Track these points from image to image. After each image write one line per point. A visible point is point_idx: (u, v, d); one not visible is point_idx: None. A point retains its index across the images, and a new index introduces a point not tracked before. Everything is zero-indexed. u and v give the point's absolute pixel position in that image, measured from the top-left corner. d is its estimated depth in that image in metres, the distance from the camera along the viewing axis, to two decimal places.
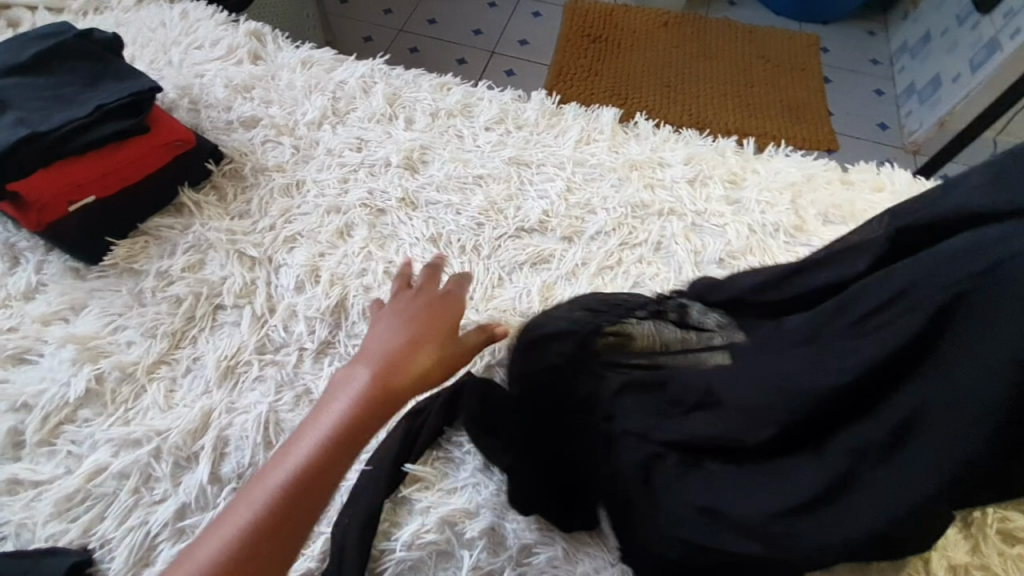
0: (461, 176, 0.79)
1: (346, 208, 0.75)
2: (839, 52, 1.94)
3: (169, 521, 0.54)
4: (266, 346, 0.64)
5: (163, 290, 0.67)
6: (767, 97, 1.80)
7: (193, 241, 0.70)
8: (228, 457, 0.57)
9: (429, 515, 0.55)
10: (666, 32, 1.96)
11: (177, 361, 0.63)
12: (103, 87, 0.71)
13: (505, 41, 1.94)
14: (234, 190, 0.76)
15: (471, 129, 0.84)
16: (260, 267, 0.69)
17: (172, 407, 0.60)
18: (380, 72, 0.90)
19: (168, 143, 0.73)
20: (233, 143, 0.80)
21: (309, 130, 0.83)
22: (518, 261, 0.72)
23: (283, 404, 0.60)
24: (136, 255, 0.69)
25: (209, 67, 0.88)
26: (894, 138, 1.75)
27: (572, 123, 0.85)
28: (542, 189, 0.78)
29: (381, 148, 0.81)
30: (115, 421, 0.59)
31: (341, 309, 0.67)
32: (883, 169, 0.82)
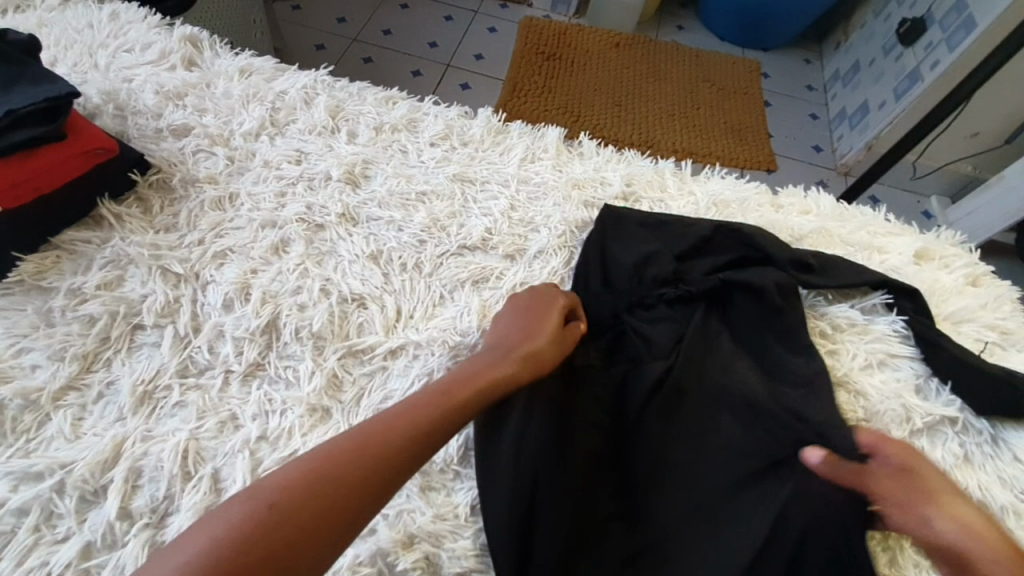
0: (404, 192, 0.78)
1: (281, 223, 0.73)
2: (778, 79, 2.07)
3: (72, 562, 0.50)
4: (189, 369, 0.61)
5: (74, 309, 0.62)
6: (711, 119, 1.88)
7: (111, 255, 0.66)
8: (140, 491, 0.53)
9: (362, 544, 0.53)
10: (616, 53, 2.02)
11: (88, 386, 0.58)
12: (16, 91, 0.66)
13: (460, 55, 1.96)
14: (161, 203, 0.72)
15: (416, 145, 0.83)
16: (185, 284, 0.66)
17: (80, 436, 0.55)
18: (322, 84, 0.88)
19: (89, 151, 0.68)
20: (162, 152, 0.76)
21: (245, 141, 0.80)
22: (460, 279, 0.72)
23: (205, 431, 0.57)
24: (46, 271, 0.64)
25: (139, 72, 0.83)
26: (826, 160, 1.88)
27: (518, 141, 0.85)
28: (486, 207, 0.78)
29: (322, 162, 0.79)
30: (13, 453, 0.54)
31: (272, 329, 0.65)
32: (809, 194, 0.84)
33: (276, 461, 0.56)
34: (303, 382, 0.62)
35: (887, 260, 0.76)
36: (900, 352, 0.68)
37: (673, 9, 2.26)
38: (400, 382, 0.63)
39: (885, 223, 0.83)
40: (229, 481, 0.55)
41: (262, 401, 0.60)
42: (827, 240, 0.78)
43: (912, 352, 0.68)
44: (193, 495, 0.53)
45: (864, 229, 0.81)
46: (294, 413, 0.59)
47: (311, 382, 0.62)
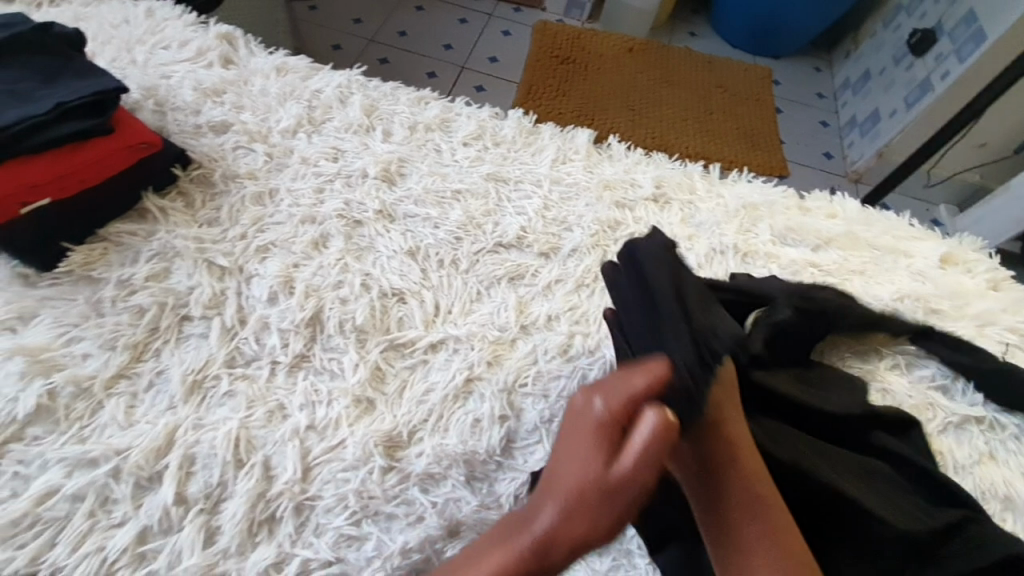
0: (439, 190, 0.80)
1: (321, 219, 0.75)
2: (788, 86, 2.10)
3: (130, 546, 0.51)
4: (236, 359, 0.62)
5: (124, 299, 0.63)
6: (722, 124, 1.90)
7: (158, 248, 0.67)
8: (194, 477, 0.54)
9: (410, 532, 0.55)
10: (629, 58, 2.04)
11: (138, 375, 0.59)
12: (61, 83, 0.66)
13: (474, 57, 1.98)
14: (203, 197, 0.73)
15: (449, 144, 0.85)
16: (230, 277, 0.67)
17: (133, 423, 0.56)
18: (357, 83, 0.89)
19: (133, 146, 0.69)
20: (203, 148, 0.77)
21: (283, 138, 0.81)
22: (496, 276, 0.73)
23: (255, 419, 0.58)
24: (94, 262, 0.65)
25: (177, 69, 0.85)
26: (837, 166, 1.91)
27: (549, 142, 0.87)
28: (520, 206, 0.79)
29: (359, 160, 0.81)
30: (67, 439, 0.55)
31: (316, 322, 0.66)
32: (834, 198, 0.86)
33: (325, 450, 0.58)
34: (348, 373, 0.63)
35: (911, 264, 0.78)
36: (926, 353, 0.69)
37: (683, 16, 2.29)
38: (441, 375, 0.65)
39: (907, 228, 0.85)
40: (280, 469, 0.56)
41: (309, 392, 0.61)
42: (851, 245, 0.80)
43: (938, 352, 0.70)
44: (246, 482, 0.54)
45: (888, 234, 0.83)
46: (340, 404, 0.61)
47: (355, 374, 0.63)
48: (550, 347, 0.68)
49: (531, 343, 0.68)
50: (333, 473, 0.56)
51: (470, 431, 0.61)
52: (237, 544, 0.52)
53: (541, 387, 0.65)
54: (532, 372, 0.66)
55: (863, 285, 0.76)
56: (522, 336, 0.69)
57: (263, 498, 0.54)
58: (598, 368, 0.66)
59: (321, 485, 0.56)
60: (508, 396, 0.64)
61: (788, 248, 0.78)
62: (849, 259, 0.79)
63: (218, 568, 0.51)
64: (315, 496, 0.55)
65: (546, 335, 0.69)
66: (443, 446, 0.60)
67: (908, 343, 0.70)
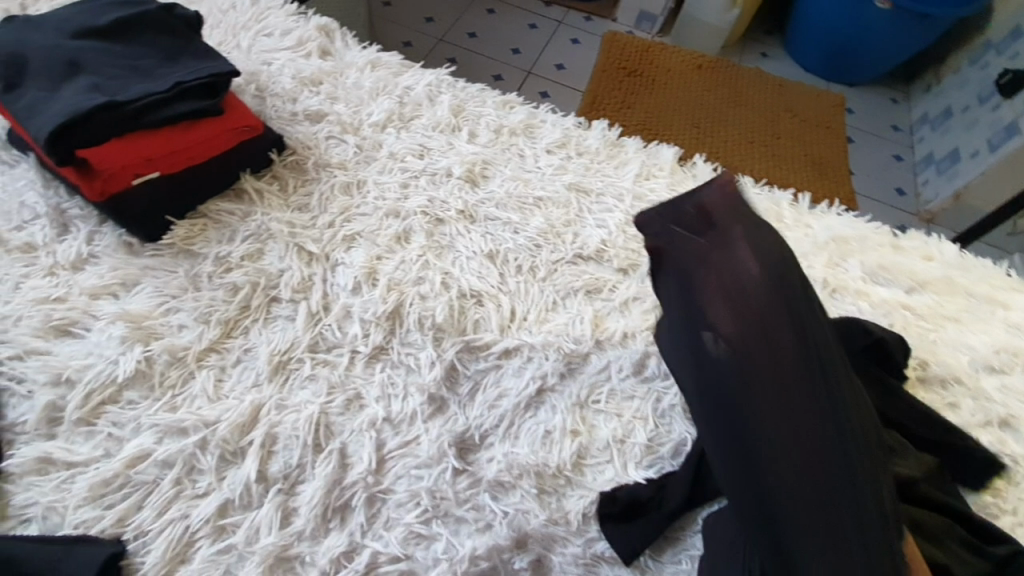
0: (522, 196, 0.79)
1: (405, 213, 0.75)
2: (862, 115, 2.03)
3: (212, 517, 0.52)
4: (319, 345, 0.63)
5: (220, 276, 0.65)
6: (791, 149, 1.85)
7: (253, 229, 0.69)
8: (275, 457, 0.56)
9: (479, 538, 0.54)
10: (698, 75, 2.00)
11: (227, 350, 0.61)
12: (181, 64, 0.70)
13: (542, 64, 1.99)
14: (295, 182, 0.75)
15: (533, 151, 0.85)
16: (317, 263, 0.68)
17: (220, 397, 0.58)
18: (446, 83, 0.90)
19: (237, 129, 0.71)
20: (298, 135, 0.80)
21: (373, 131, 0.82)
22: (574, 287, 0.73)
23: (334, 406, 0.59)
24: (194, 237, 0.67)
25: (278, 57, 0.87)
26: (909, 203, 1.82)
27: (633, 156, 0.86)
28: (602, 218, 0.79)
29: (444, 158, 0.81)
30: (160, 406, 0.57)
31: (396, 316, 0.66)
32: (929, 239, 0.83)
33: (399, 444, 0.58)
34: (424, 370, 0.63)
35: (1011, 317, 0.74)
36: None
37: (759, 35, 2.23)
38: (515, 381, 0.64)
39: (1007, 278, 0.80)
40: (356, 458, 0.57)
41: (386, 384, 0.62)
42: (947, 289, 0.76)
43: None
44: (324, 468, 0.55)
45: (986, 282, 0.78)
46: (415, 400, 0.61)
47: (431, 372, 0.63)
48: (625, 366, 0.66)
49: (606, 358, 0.67)
50: (407, 468, 0.57)
51: (541, 442, 0.61)
52: (311, 528, 0.53)
53: (614, 405, 0.64)
54: (605, 388, 0.65)
55: (957, 334, 0.72)
56: (597, 351, 0.68)
57: (338, 485, 0.55)
58: (674, 391, 0.65)
59: (395, 479, 0.56)
60: (581, 411, 0.63)
61: (877, 288, 0.75)
62: (942, 305, 0.75)
63: (292, 550, 0.52)
64: (388, 489, 0.56)
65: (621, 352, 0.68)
66: (515, 453, 0.59)
67: (1002, 401, 0.66)
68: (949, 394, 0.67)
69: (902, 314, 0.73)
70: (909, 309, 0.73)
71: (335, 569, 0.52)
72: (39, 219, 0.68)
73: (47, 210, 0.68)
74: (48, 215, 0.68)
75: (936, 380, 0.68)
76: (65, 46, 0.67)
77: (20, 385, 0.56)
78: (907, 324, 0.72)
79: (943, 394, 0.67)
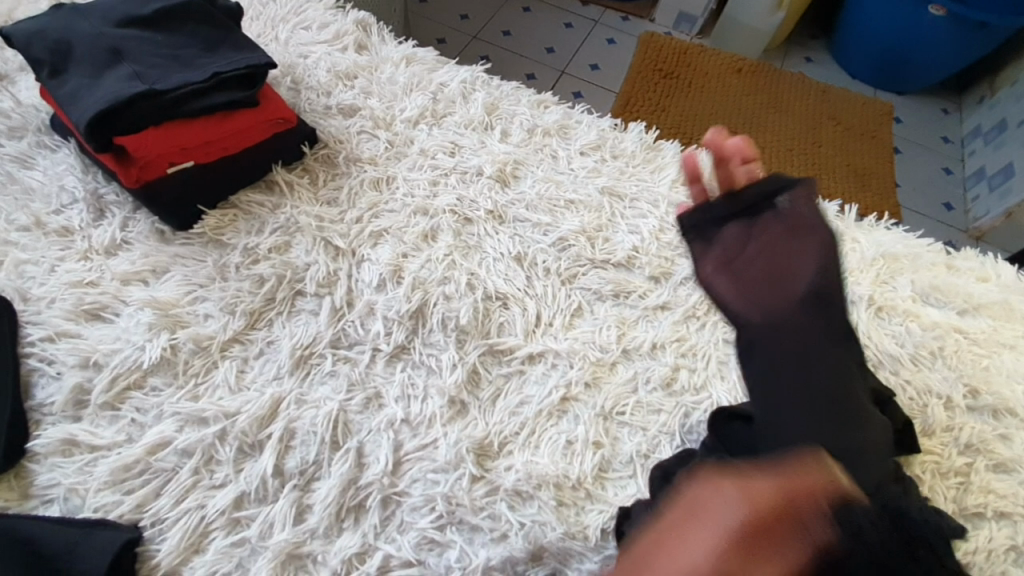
0: (553, 198, 0.78)
1: (434, 212, 0.74)
2: (911, 125, 1.94)
3: (227, 509, 0.52)
4: (341, 341, 0.63)
5: (248, 267, 0.65)
6: (834, 159, 1.77)
7: (282, 221, 0.69)
8: (292, 451, 0.55)
9: (494, 548, 0.53)
10: (738, 79, 1.93)
11: (251, 341, 0.61)
12: (220, 54, 0.70)
13: (577, 64, 1.96)
14: (326, 176, 0.75)
15: (567, 152, 0.83)
16: (343, 259, 0.68)
17: (242, 388, 0.58)
18: (480, 81, 0.89)
19: (271, 120, 0.72)
20: (331, 129, 0.79)
21: (406, 127, 0.82)
22: (602, 293, 0.70)
23: (353, 404, 0.58)
24: (224, 227, 0.68)
25: (315, 50, 0.87)
26: (957, 220, 1.74)
27: (670, 161, 0.83)
28: (634, 224, 0.76)
29: (475, 157, 0.80)
30: (182, 394, 0.57)
31: (420, 315, 0.65)
32: (986, 259, 0.78)
33: (417, 447, 0.57)
34: (445, 372, 0.62)
35: None
36: None
37: (804, 40, 2.15)
38: (537, 389, 0.62)
39: None
40: (373, 458, 0.56)
41: (406, 384, 0.61)
42: (1004, 314, 0.71)
43: None
44: (340, 465, 0.55)
45: None
46: (435, 402, 0.60)
47: (453, 374, 0.62)
48: (653, 377, 0.64)
49: (633, 369, 0.64)
50: (423, 472, 0.55)
51: (561, 453, 0.58)
52: (324, 527, 0.52)
53: (640, 418, 0.61)
54: (632, 401, 0.62)
55: (1014, 362, 0.67)
56: (623, 360, 0.65)
57: (353, 485, 0.54)
58: (703, 407, 0.62)
59: (410, 482, 0.55)
60: (604, 423, 0.60)
61: (926, 308, 0.71)
62: (999, 330, 0.70)
63: (304, 548, 0.51)
64: (403, 492, 0.55)
65: (648, 363, 0.65)
66: (535, 463, 0.57)
67: None
68: (1006, 427, 0.63)
69: (955, 338, 0.68)
70: (962, 333, 0.69)
71: (347, 570, 0.51)
72: (78, 203, 0.69)
73: (85, 195, 0.69)
74: (86, 200, 0.69)
75: (989, 410, 0.64)
76: (110, 34, 0.68)
77: (50, 366, 0.57)
78: (960, 349, 0.67)
79: (999, 427, 0.63)
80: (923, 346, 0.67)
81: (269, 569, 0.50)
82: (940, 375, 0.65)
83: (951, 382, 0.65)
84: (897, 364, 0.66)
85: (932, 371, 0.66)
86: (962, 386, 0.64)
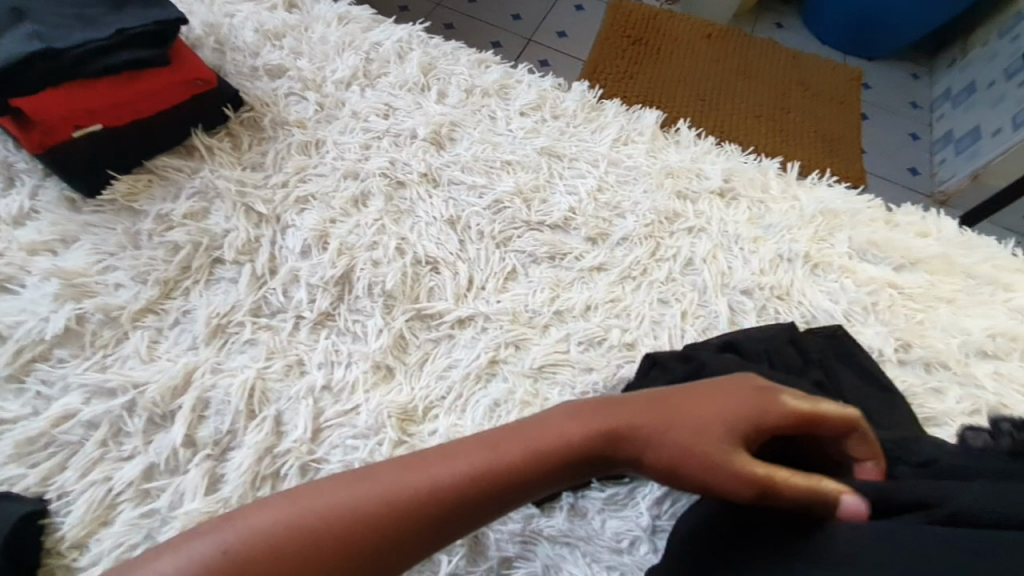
0: (488, 159, 0.75)
1: (364, 175, 0.72)
2: (880, 90, 1.93)
3: (136, 480, 0.50)
4: (262, 309, 0.61)
5: (161, 234, 0.63)
6: (801, 125, 1.75)
7: (200, 186, 0.66)
8: (206, 421, 0.54)
9: None
10: (707, 45, 1.90)
11: (166, 312, 0.59)
12: (128, 11, 0.66)
13: (544, 30, 1.91)
14: (251, 140, 0.72)
15: (506, 112, 0.80)
16: (266, 225, 0.65)
17: (154, 358, 0.56)
18: (418, 39, 0.86)
19: (187, 81, 0.69)
20: (256, 91, 0.76)
21: (337, 88, 0.78)
22: (537, 255, 0.69)
23: (272, 371, 0.57)
24: (138, 194, 0.65)
25: (242, 9, 0.83)
26: (923, 184, 1.74)
27: (612, 120, 0.81)
28: (572, 185, 0.74)
29: (410, 119, 0.77)
30: (91, 366, 0.55)
31: (346, 281, 0.64)
32: (928, 215, 0.77)
33: (337, 413, 0.56)
34: (370, 338, 0.60)
35: (1013, 300, 0.68)
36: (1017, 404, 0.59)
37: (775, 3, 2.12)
38: (466, 352, 0.61)
39: (1013, 259, 0.73)
40: (291, 426, 0.55)
41: (329, 351, 0.59)
42: (940, 269, 0.71)
43: None
44: (256, 434, 0.53)
45: (987, 262, 0.72)
46: (359, 368, 0.58)
47: (378, 340, 0.60)
48: (587, 337, 0.63)
49: (565, 329, 0.63)
50: (343, 438, 0.54)
51: (486, 415, 0.57)
52: (238, 495, 0.51)
53: (570, 376, 0.60)
54: (561, 361, 0.61)
55: (949, 316, 0.66)
56: (556, 322, 0.64)
57: (269, 453, 0.53)
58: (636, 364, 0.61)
59: (330, 449, 0.54)
60: (532, 385, 0.59)
61: (862, 265, 0.70)
62: (936, 284, 0.69)
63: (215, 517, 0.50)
64: (322, 458, 0.54)
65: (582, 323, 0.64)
66: (458, 428, 0.56)
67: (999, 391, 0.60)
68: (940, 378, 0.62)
69: (889, 293, 0.68)
70: (898, 288, 0.68)
71: None
72: None
73: None
74: None
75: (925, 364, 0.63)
76: None
77: None
78: (893, 304, 0.67)
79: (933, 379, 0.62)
80: (857, 301, 0.67)
81: None
82: (873, 330, 0.65)
83: (883, 337, 0.64)
84: (833, 320, 0.65)
85: (866, 326, 0.65)
86: (895, 340, 0.64)
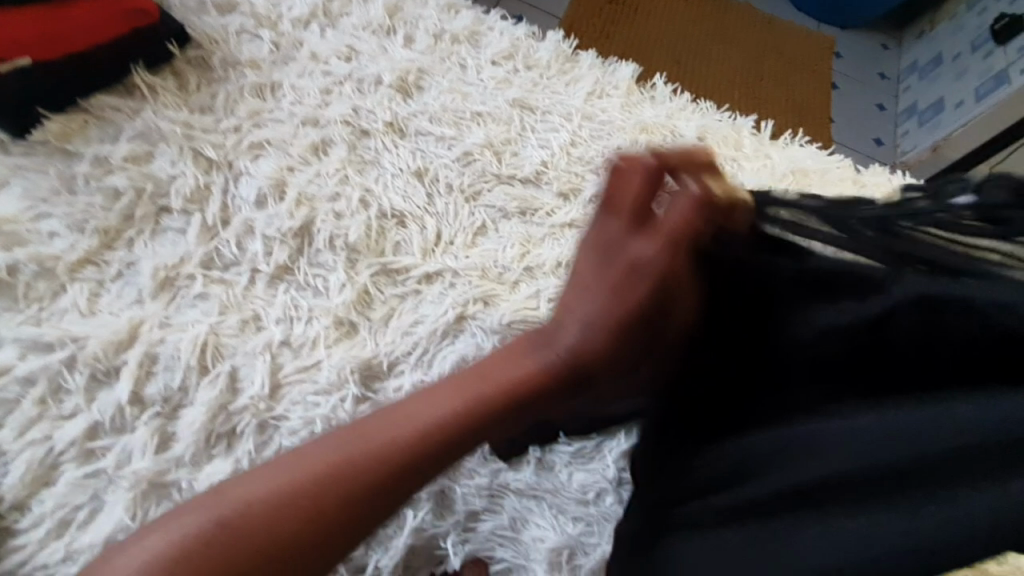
0: (458, 109, 0.72)
1: (324, 122, 0.67)
2: (851, 60, 1.93)
3: (78, 440, 0.47)
4: (214, 262, 0.57)
5: (99, 179, 0.58)
6: (774, 92, 1.75)
7: (141, 128, 0.61)
8: (155, 378, 0.51)
9: None
10: (685, 6, 1.86)
11: (107, 263, 0.55)
12: None
13: None
14: (199, 81, 0.67)
15: (476, 60, 0.76)
16: (217, 172, 0.61)
17: (96, 312, 0.52)
18: None
19: (127, 13, 0.63)
20: (204, 27, 0.70)
21: (294, 28, 0.73)
22: (507, 210, 0.66)
23: (226, 327, 0.54)
24: (72, 135, 0.59)
25: None
26: (886, 155, 1.76)
27: (587, 73, 0.78)
28: (545, 138, 0.71)
29: (374, 63, 0.72)
30: (23, 320, 0.51)
31: (305, 233, 0.60)
32: (895, 178, 0.78)
33: (298, 369, 0.53)
34: (332, 293, 0.58)
35: None
36: None
37: None
38: (432, 308, 0.59)
39: None
40: (247, 382, 0.52)
41: (288, 306, 0.56)
42: None
43: None
44: (209, 391, 0.51)
45: None
46: (319, 323, 0.56)
47: (340, 295, 0.58)
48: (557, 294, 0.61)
49: (535, 285, 0.61)
50: (304, 395, 0.52)
51: (452, 372, 0.56)
52: (191, 454, 0.49)
53: None
54: (531, 317, 0.59)
55: None
56: (526, 279, 0.62)
57: (224, 411, 0.50)
58: None
59: (289, 406, 0.52)
60: (501, 341, 0.58)
61: None
62: None
63: (168, 476, 0.47)
64: (281, 416, 0.51)
65: (552, 280, 0.62)
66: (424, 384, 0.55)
67: None
68: None
69: None
70: None
71: None
72: None
73: None
74: None
75: None
76: None
77: None
78: None
79: None
80: None
81: (127, 499, 0.46)
82: None
83: None
84: None
85: None
86: None
